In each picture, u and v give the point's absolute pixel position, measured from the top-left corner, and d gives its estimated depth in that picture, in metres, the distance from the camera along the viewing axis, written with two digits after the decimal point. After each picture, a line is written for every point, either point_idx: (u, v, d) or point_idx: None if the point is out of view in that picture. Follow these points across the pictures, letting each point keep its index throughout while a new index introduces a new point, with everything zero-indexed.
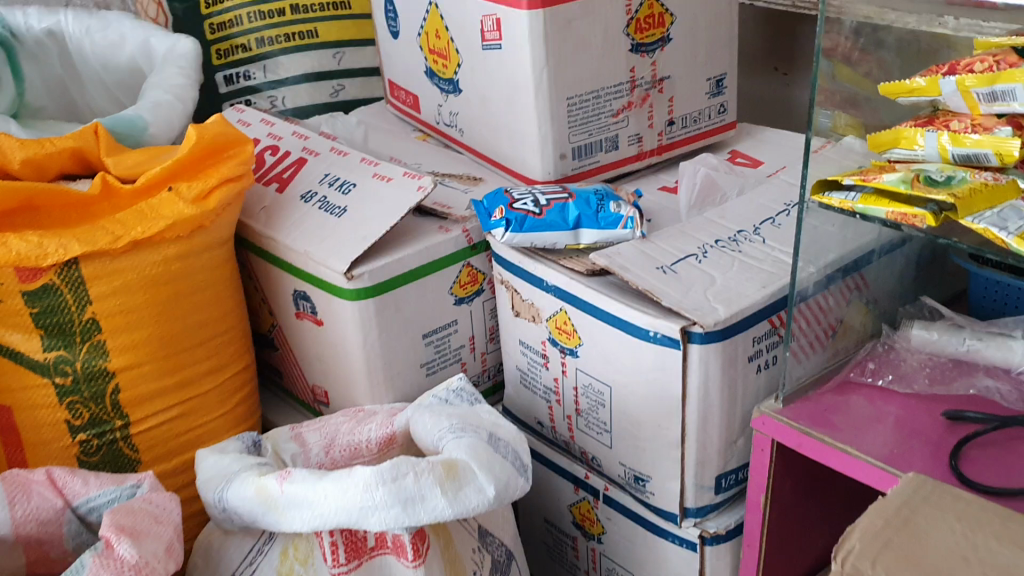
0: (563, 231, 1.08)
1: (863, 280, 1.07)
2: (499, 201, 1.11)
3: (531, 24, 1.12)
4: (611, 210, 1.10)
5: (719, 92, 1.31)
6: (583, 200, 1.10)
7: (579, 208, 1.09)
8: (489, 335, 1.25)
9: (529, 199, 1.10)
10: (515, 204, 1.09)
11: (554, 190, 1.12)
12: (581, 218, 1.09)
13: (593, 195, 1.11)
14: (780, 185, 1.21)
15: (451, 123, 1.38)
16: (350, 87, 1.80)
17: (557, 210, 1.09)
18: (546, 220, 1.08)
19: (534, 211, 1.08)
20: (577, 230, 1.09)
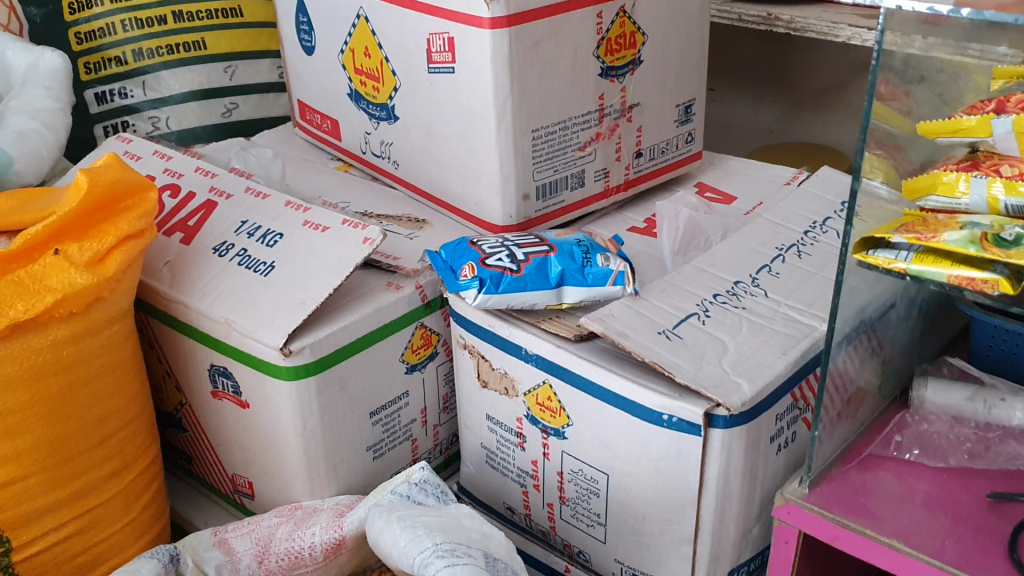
0: (545, 291, 0.92)
1: (884, 339, 0.94)
2: (466, 256, 0.94)
3: (495, 46, 0.96)
4: (598, 264, 0.94)
5: (688, 119, 1.17)
6: (565, 253, 0.94)
7: (563, 264, 0.93)
8: (443, 404, 1.07)
9: (502, 252, 0.93)
10: (487, 260, 0.92)
11: (528, 241, 0.96)
12: (566, 275, 0.92)
13: (575, 248, 0.95)
14: (766, 225, 1.08)
15: (383, 154, 1.19)
16: (244, 106, 1.59)
17: (538, 267, 0.92)
18: (525, 279, 0.91)
19: (512, 268, 0.92)
20: (560, 289, 0.92)
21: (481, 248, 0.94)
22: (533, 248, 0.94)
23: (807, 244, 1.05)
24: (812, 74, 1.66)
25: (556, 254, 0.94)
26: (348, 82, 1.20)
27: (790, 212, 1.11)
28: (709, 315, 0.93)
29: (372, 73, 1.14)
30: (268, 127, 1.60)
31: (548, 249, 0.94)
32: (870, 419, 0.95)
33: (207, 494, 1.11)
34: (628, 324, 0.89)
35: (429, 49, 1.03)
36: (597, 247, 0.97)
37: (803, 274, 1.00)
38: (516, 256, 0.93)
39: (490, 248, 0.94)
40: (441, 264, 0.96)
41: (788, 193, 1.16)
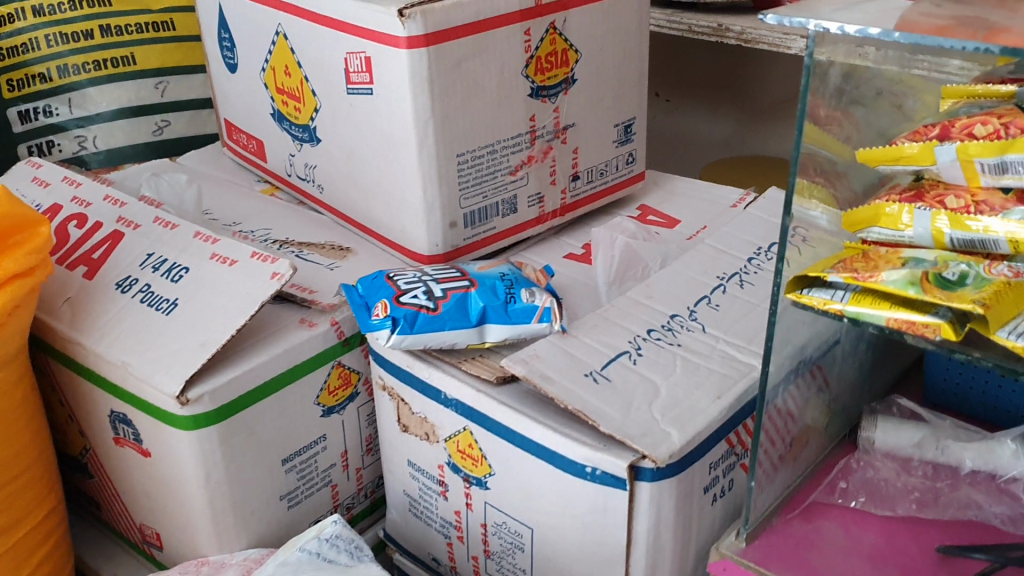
0: (465, 330, 0.85)
1: (830, 377, 0.88)
2: (380, 293, 0.87)
3: (413, 67, 0.89)
4: (523, 299, 0.88)
5: (628, 139, 1.11)
6: (487, 288, 0.87)
7: (484, 300, 0.86)
8: (365, 447, 1.01)
9: (418, 288, 0.86)
10: (402, 298, 0.85)
11: (447, 275, 0.89)
12: (488, 312, 0.86)
13: (498, 281, 0.89)
14: (709, 252, 1.02)
15: (307, 177, 1.13)
16: (177, 123, 1.52)
17: (457, 304, 0.85)
18: (444, 318, 0.84)
19: (428, 306, 0.85)
20: (482, 326, 0.86)
21: (396, 284, 0.87)
22: (452, 283, 0.88)
23: (750, 272, 0.99)
24: (767, 86, 1.60)
25: (476, 289, 0.87)
26: (271, 102, 1.13)
27: (734, 237, 1.05)
28: (641, 353, 0.87)
29: (293, 93, 1.08)
30: (199, 147, 1.54)
31: (469, 284, 0.88)
32: (814, 462, 0.89)
33: (118, 543, 1.05)
34: (553, 365, 0.83)
35: (346, 69, 0.97)
36: (523, 280, 0.90)
37: (745, 305, 0.94)
38: (433, 293, 0.86)
39: (406, 284, 0.87)
40: (355, 300, 0.89)
41: (734, 215, 1.10)
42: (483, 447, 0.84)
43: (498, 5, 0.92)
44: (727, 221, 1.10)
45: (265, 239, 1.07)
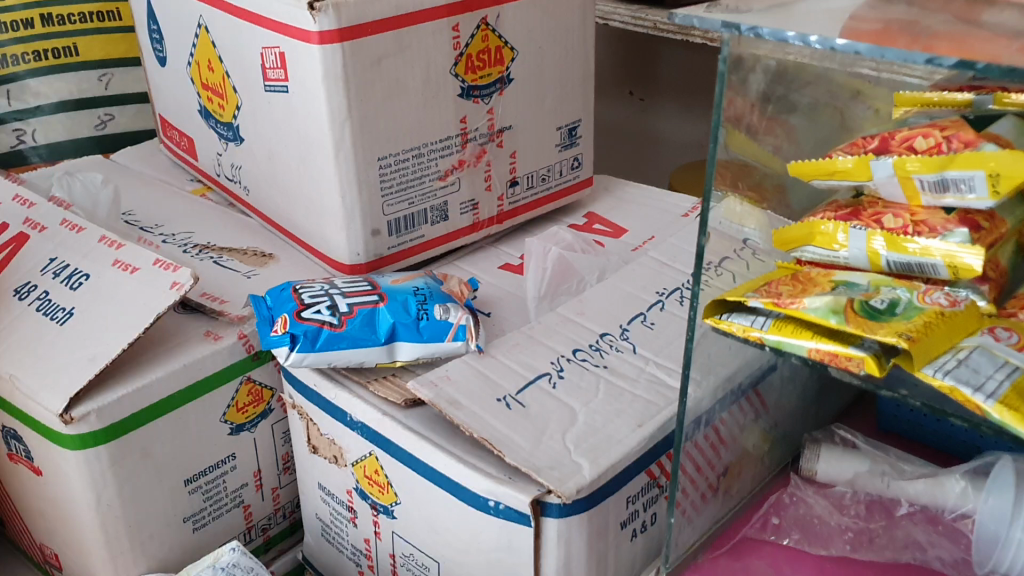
0: (372, 348, 0.79)
1: (767, 404, 0.82)
2: (282, 307, 0.81)
3: (326, 64, 0.83)
4: (437, 315, 0.82)
5: (572, 143, 1.05)
6: (399, 303, 0.82)
7: (393, 316, 0.80)
8: (282, 465, 0.95)
9: (323, 302, 0.81)
10: (303, 312, 0.80)
11: (357, 289, 0.84)
12: (397, 328, 0.80)
13: (412, 296, 0.83)
14: (649, 265, 0.96)
15: (234, 178, 1.07)
16: (121, 117, 1.46)
17: (364, 320, 0.80)
18: (348, 334, 0.79)
19: (332, 321, 0.79)
20: (391, 344, 0.80)
21: (300, 297, 0.82)
22: (361, 297, 0.82)
23: (691, 287, 0.93)
24: None
25: (386, 304, 0.81)
26: (198, 97, 1.08)
27: (679, 249, 0.99)
28: (562, 375, 0.81)
29: (216, 89, 1.02)
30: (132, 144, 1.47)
31: (379, 299, 0.82)
32: (748, 493, 0.84)
33: (23, 561, 0.99)
34: (464, 387, 0.77)
35: (263, 65, 0.91)
36: (439, 295, 0.85)
37: (682, 324, 0.88)
38: (338, 308, 0.80)
39: (311, 297, 0.82)
40: (259, 314, 0.83)
41: (683, 226, 1.04)
42: (389, 474, 0.79)
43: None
44: (676, 231, 1.04)
45: (184, 243, 1.01)
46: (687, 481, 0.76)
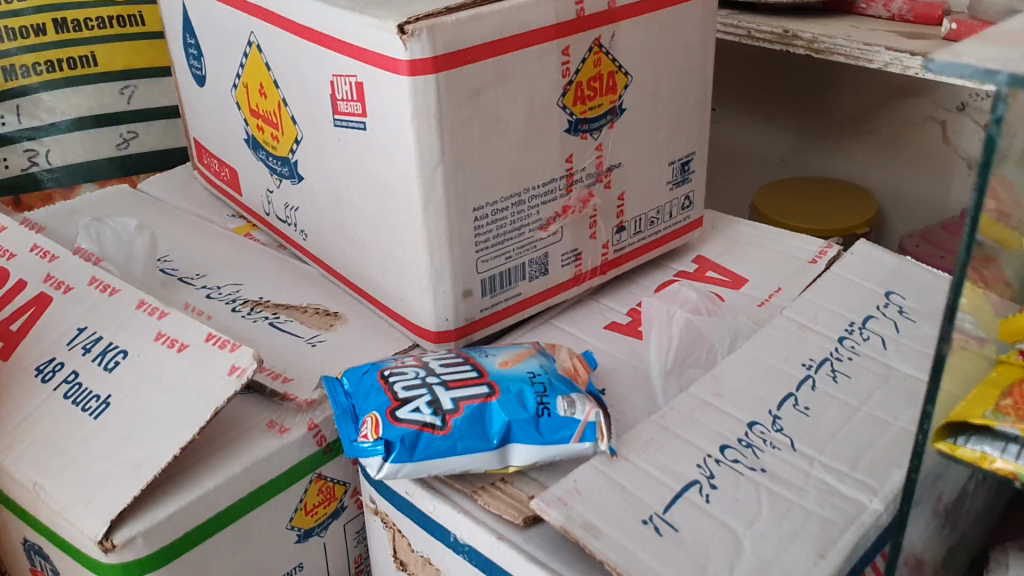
0: (481, 454, 0.64)
1: (959, 515, 0.67)
2: (370, 401, 0.65)
3: (417, 99, 0.68)
4: (560, 411, 0.67)
5: (685, 179, 0.90)
6: (513, 396, 0.67)
7: (508, 413, 0.65)
8: (355, 568, 0.81)
9: (422, 396, 0.65)
10: (399, 411, 0.64)
11: (461, 376, 0.68)
12: (512, 429, 0.65)
13: (528, 385, 0.68)
14: (788, 328, 0.81)
15: (288, 220, 0.92)
16: (145, 134, 1.26)
17: (473, 419, 0.65)
18: (454, 438, 0.64)
19: (436, 423, 0.64)
20: (504, 447, 0.65)
21: (392, 388, 0.66)
22: (468, 388, 0.66)
23: (841, 359, 0.78)
24: (835, 97, 1.42)
25: (499, 398, 0.66)
26: (244, 125, 0.92)
27: (819, 308, 0.84)
28: (714, 484, 0.66)
29: (269, 118, 0.87)
30: (167, 169, 1.29)
31: (490, 391, 0.66)
32: None
33: None
34: (600, 507, 0.62)
35: (333, 95, 0.76)
36: (560, 382, 0.69)
37: (841, 410, 0.73)
38: (442, 404, 0.65)
39: (405, 388, 0.66)
40: (339, 403, 0.69)
41: (814, 276, 0.89)
42: None
43: (529, 18, 0.70)
44: (806, 282, 0.89)
45: (231, 300, 0.86)
46: None
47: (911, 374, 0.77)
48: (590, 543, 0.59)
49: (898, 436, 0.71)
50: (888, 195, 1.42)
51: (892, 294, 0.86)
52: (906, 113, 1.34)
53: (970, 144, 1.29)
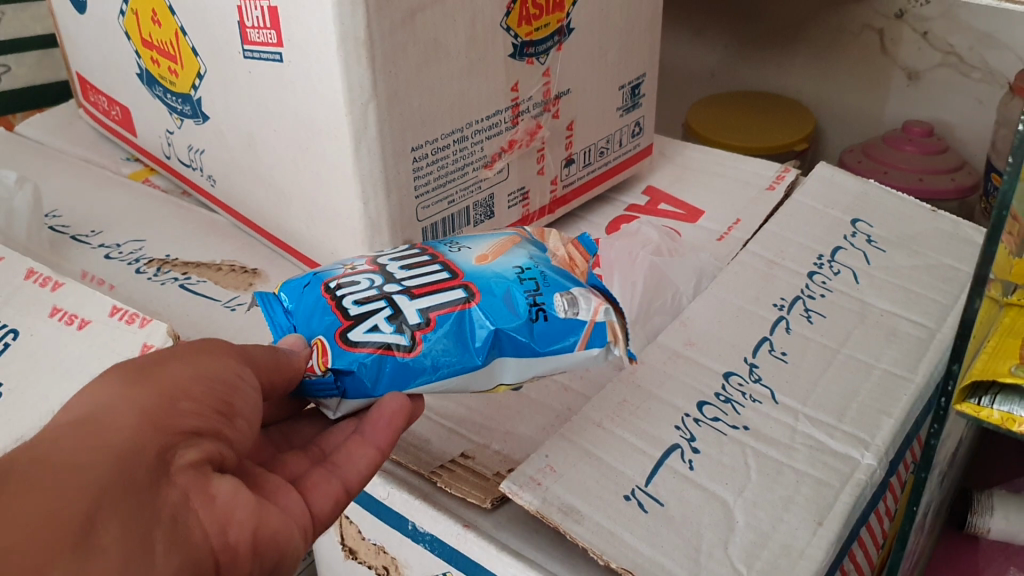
0: (463, 375, 0.53)
1: (951, 467, 0.63)
2: (313, 322, 0.53)
3: (344, 24, 0.58)
4: (559, 312, 0.54)
5: (635, 103, 0.84)
6: (498, 298, 0.54)
7: (492, 319, 0.53)
8: None
9: (379, 309, 0.53)
10: (351, 332, 0.52)
11: (427, 278, 0.55)
12: (500, 339, 0.53)
13: (514, 285, 0.55)
14: (754, 264, 0.75)
15: (193, 164, 0.82)
16: (18, 68, 1.12)
17: (447, 332, 0.52)
18: (426, 359, 0.52)
19: (403, 344, 0.52)
20: (492, 364, 0.53)
21: (338, 304, 0.54)
22: (437, 293, 0.54)
23: (814, 297, 0.73)
24: (766, 7, 1.35)
25: (479, 303, 0.54)
26: (136, 58, 0.81)
27: (783, 240, 0.78)
28: (696, 448, 0.59)
29: (165, 50, 0.76)
30: (36, 101, 1.16)
31: (467, 295, 0.54)
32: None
33: None
34: (578, 485, 0.56)
35: (241, 22, 0.65)
36: (555, 277, 0.57)
37: (819, 354, 0.68)
38: (407, 318, 0.53)
39: (356, 301, 0.54)
40: (276, 324, 0.55)
41: (773, 207, 0.84)
42: None
43: None
44: (766, 213, 0.84)
45: (135, 259, 0.76)
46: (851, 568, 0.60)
47: (887, 310, 0.72)
48: (571, 529, 0.52)
49: (883, 379, 0.66)
50: (822, 109, 1.37)
51: (858, 222, 0.81)
52: (842, 22, 1.28)
53: (908, 54, 1.24)
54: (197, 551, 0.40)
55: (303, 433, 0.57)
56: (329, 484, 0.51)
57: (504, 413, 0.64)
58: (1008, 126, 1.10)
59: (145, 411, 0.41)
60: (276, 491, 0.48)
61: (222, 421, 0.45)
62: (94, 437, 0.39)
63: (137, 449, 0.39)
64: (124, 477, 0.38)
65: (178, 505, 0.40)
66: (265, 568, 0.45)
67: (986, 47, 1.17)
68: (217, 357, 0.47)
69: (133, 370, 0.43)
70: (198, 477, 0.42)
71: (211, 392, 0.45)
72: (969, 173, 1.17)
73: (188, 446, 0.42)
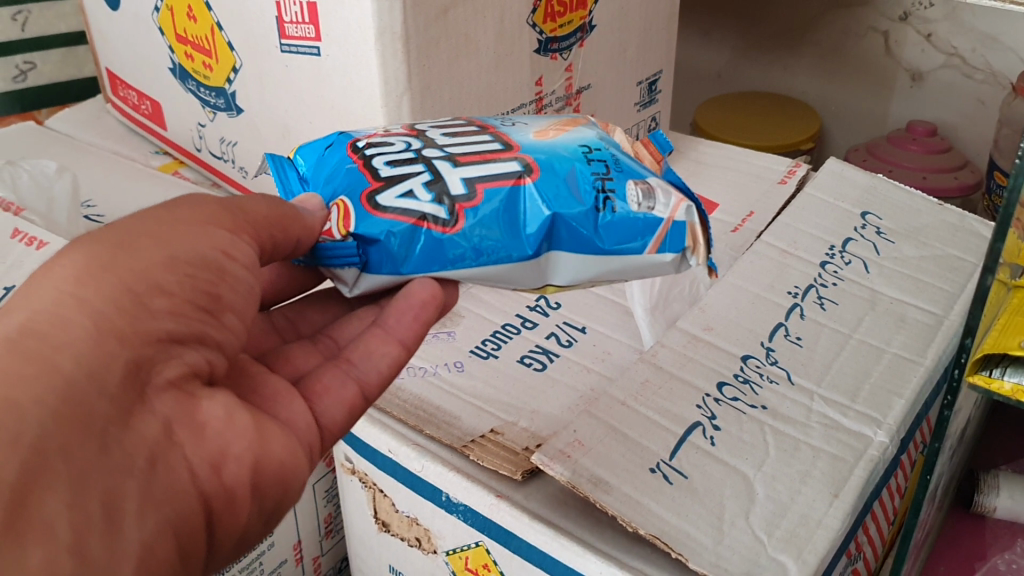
0: (510, 264, 0.52)
1: (960, 447, 0.66)
2: (342, 181, 0.53)
3: (381, 19, 0.61)
4: (631, 204, 0.53)
5: (652, 99, 0.88)
6: (560, 179, 0.52)
7: (552, 202, 0.51)
8: (324, 528, 0.78)
9: (418, 176, 0.52)
10: (381, 196, 0.51)
11: (475, 148, 0.54)
12: (558, 226, 0.51)
13: (582, 167, 0.53)
14: (769, 254, 0.78)
15: (224, 156, 0.85)
16: (42, 65, 1.12)
17: (496, 212, 0.51)
18: (466, 238, 0.51)
19: (441, 217, 0.51)
20: (548, 256, 0.53)
21: (373, 165, 0.53)
22: (484, 164, 0.53)
23: (826, 285, 0.75)
24: (773, 10, 1.38)
25: (537, 180, 0.52)
26: (169, 53, 0.84)
27: (796, 231, 0.81)
28: (717, 425, 0.62)
29: (200, 45, 0.79)
30: (59, 93, 1.17)
31: (523, 169, 0.52)
32: (925, 553, 0.70)
33: None
34: (605, 458, 0.58)
35: (279, 17, 0.68)
36: (627, 166, 0.55)
37: (832, 338, 0.70)
38: (449, 188, 0.51)
39: (394, 164, 0.53)
40: (291, 192, 0.57)
41: (785, 200, 0.87)
42: (505, 569, 0.60)
43: None
44: (778, 206, 0.87)
45: None
46: (868, 538, 0.63)
47: (896, 297, 0.75)
48: (602, 498, 0.55)
49: (894, 363, 0.69)
50: (827, 110, 1.40)
51: (867, 215, 0.84)
52: (847, 24, 1.31)
53: (912, 55, 1.27)
54: (183, 498, 0.38)
55: (311, 321, 0.61)
56: (345, 387, 0.51)
57: (530, 391, 0.67)
58: (1010, 125, 1.13)
59: (110, 317, 0.38)
60: (283, 401, 0.48)
61: (206, 321, 0.43)
62: (47, 353, 0.36)
63: (101, 374, 0.37)
64: (84, 418, 0.35)
65: (157, 443, 0.38)
66: (273, 496, 0.44)
67: (989, 49, 1.20)
68: (205, 231, 0.45)
69: (100, 257, 0.40)
70: (182, 403, 0.40)
71: (195, 280, 0.42)
72: (971, 172, 1.20)
73: (166, 362, 0.40)
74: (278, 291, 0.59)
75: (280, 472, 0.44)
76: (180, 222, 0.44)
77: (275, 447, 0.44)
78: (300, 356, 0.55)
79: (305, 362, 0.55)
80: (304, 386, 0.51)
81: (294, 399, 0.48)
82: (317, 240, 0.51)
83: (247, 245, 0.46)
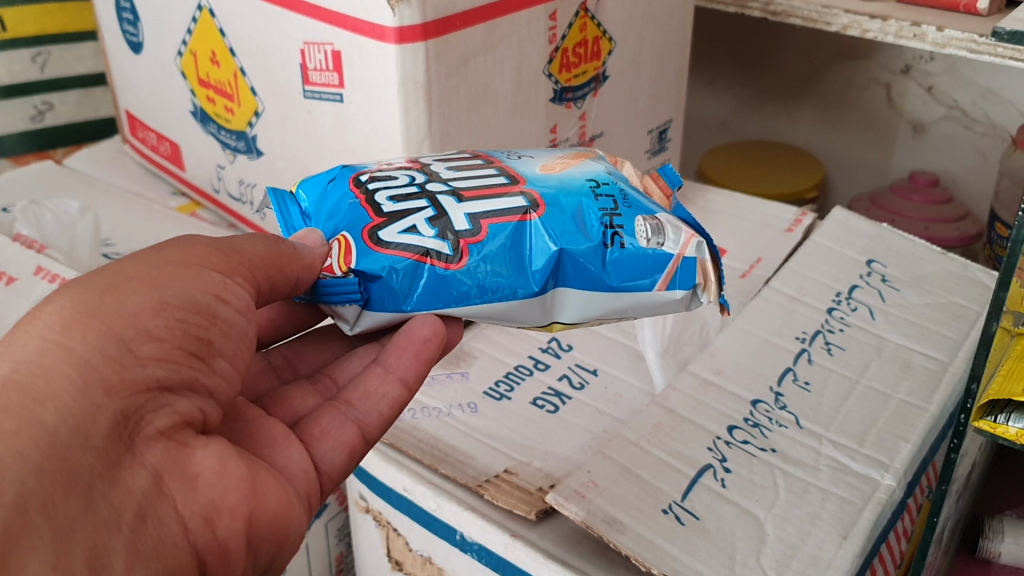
0: (516, 301, 0.51)
1: (967, 488, 0.67)
2: (343, 217, 0.53)
3: (405, 68, 0.62)
4: (640, 238, 0.53)
5: (662, 147, 0.90)
6: (568, 215, 0.52)
7: (559, 239, 0.51)
8: (335, 567, 0.78)
9: (420, 210, 0.52)
10: (383, 231, 0.51)
11: (479, 182, 0.54)
12: (564, 262, 0.51)
13: (589, 200, 0.53)
14: (777, 299, 0.80)
15: (242, 197, 0.87)
16: (60, 106, 1.13)
17: (502, 248, 0.51)
18: (470, 276, 0.51)
19: (444, 252, 0.51)
20: (553, 294, 0.52)
21: (374, 200, 0.53)
22: (490, 199, 0.53)
23: (833, 331, 0.77)
24: (778, 61, 1.40)
25: (543, 215, 0.52)
26: (191, 96, 0.86)
27: (804, 278, 0.82)
28: (728, 467, 0.63)
29: (223, 89, 0.81)
30: (75, 133, 1.17)
31: (529, 204, 0.52)
32: None
33: None
34: (620, 498, 0.59)
35: (303, 64, 0.70)
36: (634, 198, 0.55)
37: (840, 383, 0.72)
38: (453, 224, 0.52)
39: (397, 199, 0.53)
40: (291, 226, 0.56)
41: (792, 247, 0.89)
42: None
43: None
44: (785, 253, 0.89)
45: None
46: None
47: (901, 344, 0.76)
48: (615, 538, 0.56)
49: (900, 408, 0.70)
50: (830, 159, 1.42)
51: (873, 263, 0.85)
52: (850, 76, 1.34)
53: (913, 107, 1.30)
54: (173, 558, 0.39)
55: (309, 359, 0.61)
56: (344, 430, 0.52)
57: (544, 432, 0.68)
58: (1010, 176, 1.15)
59: (96, 366, 0.39)
60: (280, 447, 0.48)
61: (196, 367, 0.43)
62: (31, 405, 0.36)
63: (86, 426, 0.37)
64: (69, 473, 0.36)
65: (145, 496, 0.39)
66: (269, 552, 0.45)
67: (988, 103, 1.22)
68: (196, 273, 0.45)
69: (86, 302, 0.41)
70: (173, 453, 0.40)
71: (186, 331, 0.43)
72: (972, 222, 1.22)
73: (156, 412, 0.41)
74: (275, 330, 0.60)
75: (275, 527, 0.45)
76: (171, 264, 0.45)
77: (269, 498, 0.44)
78: (296, 398, 0.56)
79: (302, 404, 0.56)
80: (301, 429, 0.51)
81: (292, 445, 0.49)
82: (318, 276, 0.51)
83: (241, 287, 0.47)
